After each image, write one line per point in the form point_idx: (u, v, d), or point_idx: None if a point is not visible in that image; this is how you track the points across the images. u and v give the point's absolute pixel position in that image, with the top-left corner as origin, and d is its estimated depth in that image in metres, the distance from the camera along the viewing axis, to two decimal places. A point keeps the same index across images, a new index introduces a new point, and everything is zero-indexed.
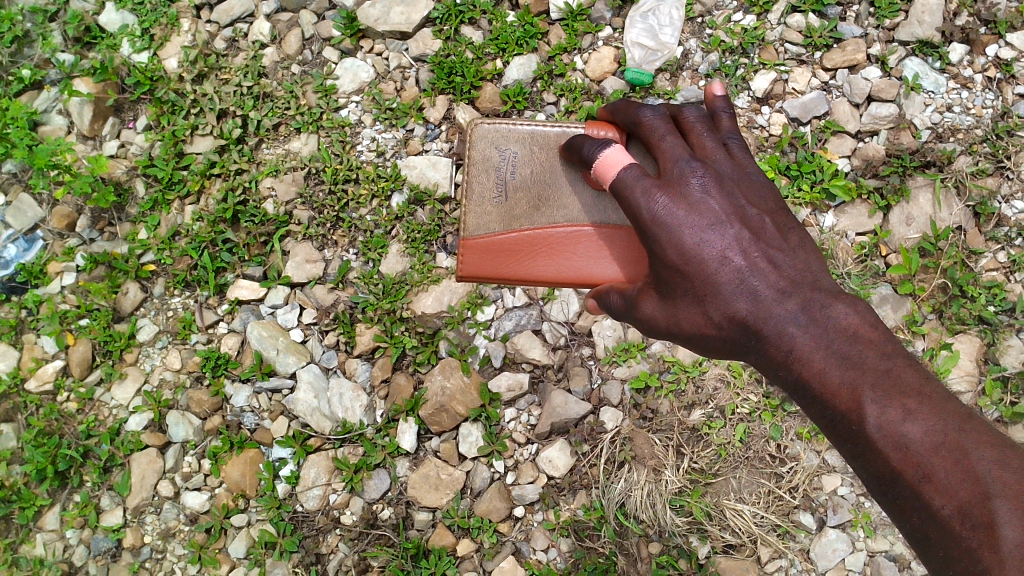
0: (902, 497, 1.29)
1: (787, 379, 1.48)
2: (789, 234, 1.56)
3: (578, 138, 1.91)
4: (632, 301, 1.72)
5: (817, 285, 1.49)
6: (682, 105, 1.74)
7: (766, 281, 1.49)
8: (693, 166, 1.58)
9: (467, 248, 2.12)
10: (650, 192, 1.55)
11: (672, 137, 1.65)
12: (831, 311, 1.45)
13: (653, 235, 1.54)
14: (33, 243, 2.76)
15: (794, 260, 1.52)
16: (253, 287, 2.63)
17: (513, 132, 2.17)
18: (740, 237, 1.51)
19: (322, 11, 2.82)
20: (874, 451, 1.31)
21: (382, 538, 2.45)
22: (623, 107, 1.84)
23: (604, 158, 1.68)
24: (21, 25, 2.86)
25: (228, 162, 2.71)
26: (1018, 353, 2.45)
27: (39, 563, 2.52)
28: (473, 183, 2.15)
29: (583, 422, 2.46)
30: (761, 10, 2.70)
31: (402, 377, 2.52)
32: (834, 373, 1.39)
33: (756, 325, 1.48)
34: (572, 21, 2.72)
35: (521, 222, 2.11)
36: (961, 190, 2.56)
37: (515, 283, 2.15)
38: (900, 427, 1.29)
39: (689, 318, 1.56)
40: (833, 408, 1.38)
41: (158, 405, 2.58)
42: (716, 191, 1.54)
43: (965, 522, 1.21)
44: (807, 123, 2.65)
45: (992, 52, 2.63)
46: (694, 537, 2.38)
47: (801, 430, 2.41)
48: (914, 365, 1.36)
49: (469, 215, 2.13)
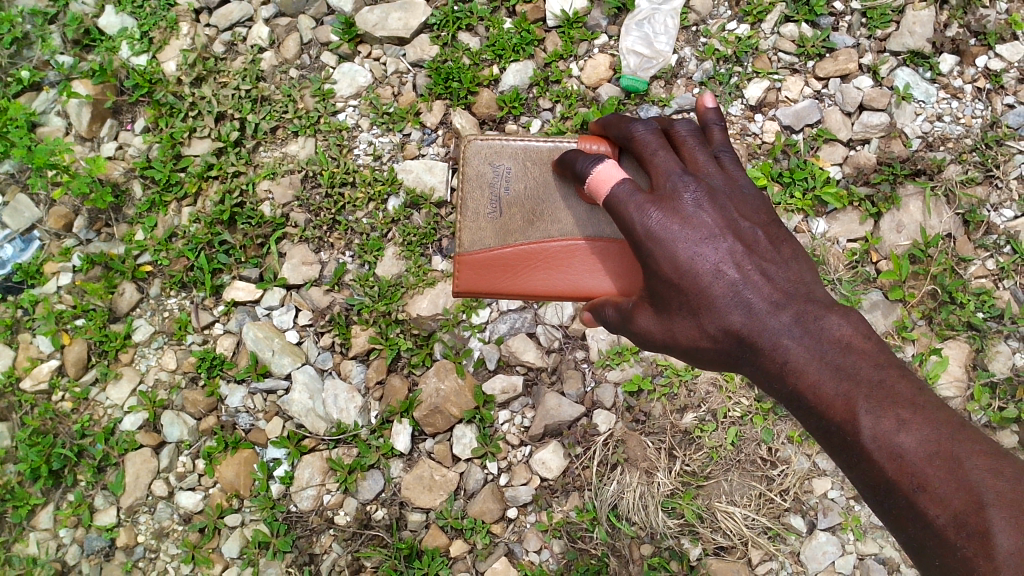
0: (898, 507, 1.31)
1: (781, 391, 1.49)
2: (781, 246, 1.59)
3: (570, 153, 1.92)
4: (627, 314, 1.72)
5: (810, 296, 1.52)
6: (673, 119, 1.77)
7: (760, 293, 1.51)
8: (685, 180, 1.60)
9: (463, 264, 2.16)
10: (643, 207, 1.57)
11: (664, 152, 1.68)
12: (824, 322, 1.47)
13: (647, 249, 1.56)
14: (30, 243, 2.78)
15: (787, 272, 1.55)
16: (250, 288, 2.65)
17: (506, 148, 2.20)
18: (733, 250, 1.53)
19: (321, 16, 2.84)
20: (869, 462, 1.34)
21: (375, 539, 2.46)
22: (615, 121, 1.86)
23: (598, 173, 1.70)
24: (21, 27, 2.88)
25: (226, 165, 2.73)
26: (1007, 359, 2.48)
27: (32, 562, 2.53)
28: (467, 199, 2.19)
29: (577, 424, 2.48)
30: (755, 20, 2.73)
31: (397, 379, 2.53)
32: (828, 384, 1.41)
33: (751, 338, 1.50)
34: (568, 28, 2.75)
35: (515, 237, 2.13)
36: (951, 199, 2.60)
37: (511, 297, 2.17)
38: (895, 438, 1.32)
39: (684, 331, 1.57)
40: (828, 419, 1.40)
41: (153, 405, 2.59)
42: (708, 205, 1.57)
43: (960, 531, 1.24)
44: (799, 131, 2.69)
45: (981, 63, 2.68)
46: (686, 538, 2.40)
47: (792, 433, 2.43)
48: (906, 376, 1.39)
49: (464, 232, 2.16)
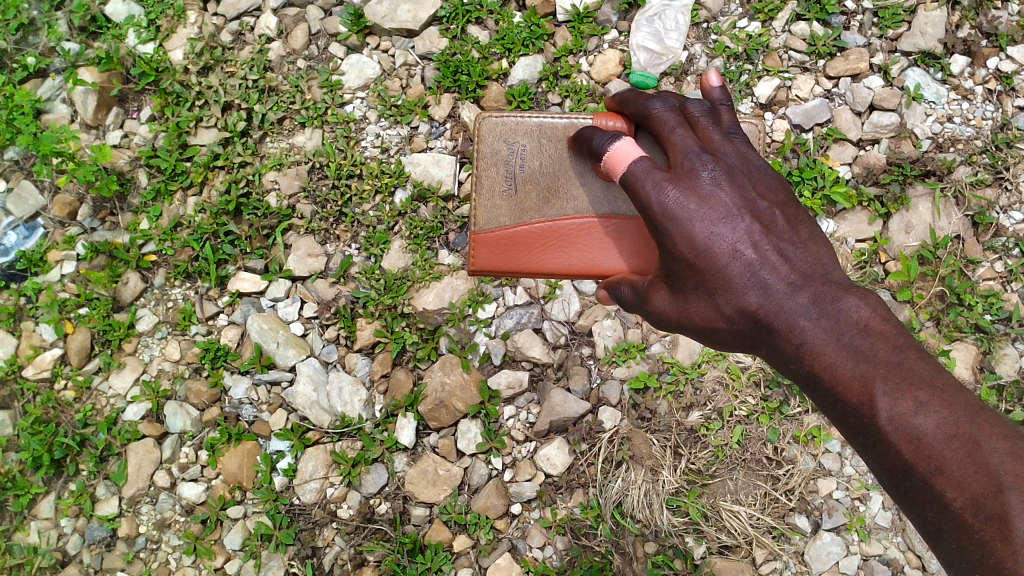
0: (915, 490, 1.30)
1: (797, 372, 1.49)
2: (800, 226, 1.58)
3: (587, 130, 1.91)
4: (642, 293, 1.72)
5: (827, 278, 1.51)
6: (690, 97, 1.75)
7: (777, 274, 1.50)
8: (703, 159, 1.59)
9: (479, 243, 2.16)
10: (661, 185, 1.56)
11: (682, 130, 1.66)
12: (842, 304, 1.46)
13: (664, 228, 1.56)
14: (34, 231, 2.75)
15: (805, 253, 1.54)
16: (255, 279, 2.63)
17: (521, 125, 2.18)
18: (751, 230, 1.52)
19: (330, 7, 2.82)
20: (886, 444, 1.33)
21: (378, 533, 2.46)
22: (632, 98, 1.85)
23: (615, 150, 1.69)
24: (27, 13, 2.84)
25: (232, 155, 2.71)
26: (1014, 361, 2.48)
27: (33, 551, 2.51)
28: (483, 177, 2.18)
29: (582, 421, 2.47)
30: (766, 17, 2.71)
31: (401, 372, 2.52)
32: (845, 365, 1.40)
33: (768, 318, 1.50)
34: (578, 22, 2.73)
35: (530, 215, 2.13)
36: (960, 200, 2.59)
37: (527, 275, 2.18)
38: (912, 419, 1.30)
39: (699, 311, 1.57)
40: (845, 400, 1.39)
41: (156, 395, 2.58)
42: (727, 183, 1.55)
43: (978, 514, 1.23)
44: (809, 130, 2.67)
45: (992, 64, 2.67)
46: (690, 537, 2.39)
47: (798, 433, 2.43)
48: (925, 358, 1.38)
49: (480, 210, 2.17)
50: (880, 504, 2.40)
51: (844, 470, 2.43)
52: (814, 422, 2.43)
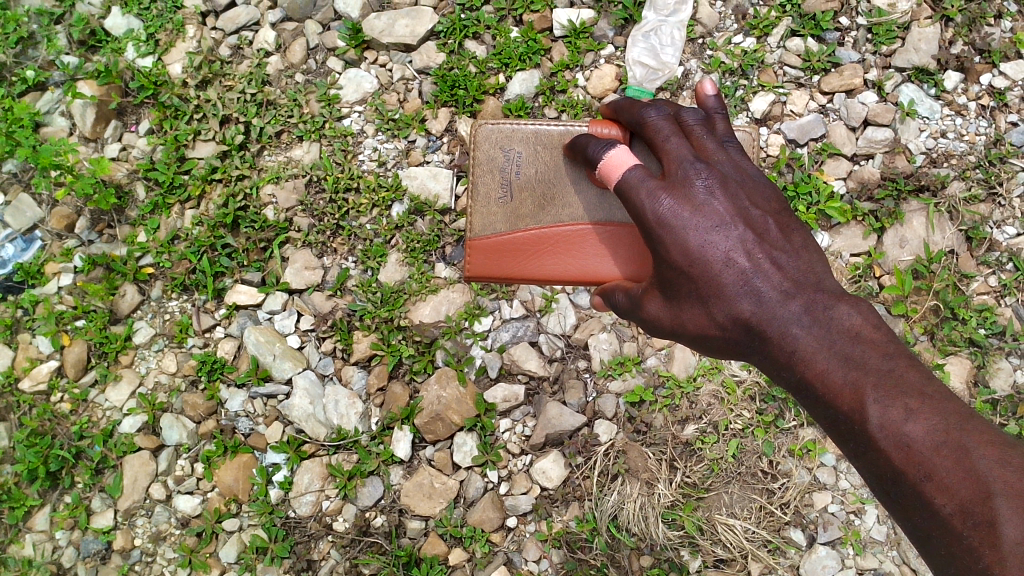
0: (904, 496, 1.31)
1: (789, 379, 1.50)
2: (792, 234, 1.59)
3: (582, 137, 1.92)
4: (637, 300, 1.74)
5: (820, 286, 1.51)
6: (684, 106, 1.77)
7: (769, 282, 1.51)
8: (697, 168, 1.60)
9: (474, 249, 2.17)
10: (655, 193, 1.57)
11: (677, 138, 1.67)
12: (834, 312, 1.47)
13: (657, 236, 1.57)
14: (32, 243, 2.76)
15: (797, 261, 1.55)
16: (252, 292, 2.64)
17: (517, 132, 2.20)
18: (744, 238, 1.53)
19: (328, 22, 2.85)
20: (877, 451, 1.34)
21: (373, 546, 2.45)
22: (627, 106, 1.86)
23: (609, 158, 1.71)
24: (27, 27, 2.86)
25: (229, 168, 2.72)
26: (1008, 376, 2.49)
27: (27, 564, 2.50)
28: (478, 184, 2.20)
29: (578, 434, 2.48)
30: (761, 33, 2.74)
31: (398, 385, 2.53)
32: (836, 373, 1.42)
33: (760, 326, 1.51)
34: (574, 38, 2.76)
35: (526, 222, 2.15)
36: (954, 215, 2.61)
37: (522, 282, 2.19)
38: (902, 427, 1.32)
39: (693, 318, 1.58)
40: (836, 408, 1.41)
41: (153, 408, 2.58)
42: (720, 192, 1.57)
43: (967, 520, 1.24)
44: (804, 145, 2.69)
45: (985, 80, 2.70)
46: (686, 550, 2.40)
47: (793, 447, 2.44)
48: (916, 366, 1.39)
49: (476, 217, 2.18)
50: (876, 518, 2.40)
51: (839, 484, 2.43)
52: (810, 436, 2.45)
